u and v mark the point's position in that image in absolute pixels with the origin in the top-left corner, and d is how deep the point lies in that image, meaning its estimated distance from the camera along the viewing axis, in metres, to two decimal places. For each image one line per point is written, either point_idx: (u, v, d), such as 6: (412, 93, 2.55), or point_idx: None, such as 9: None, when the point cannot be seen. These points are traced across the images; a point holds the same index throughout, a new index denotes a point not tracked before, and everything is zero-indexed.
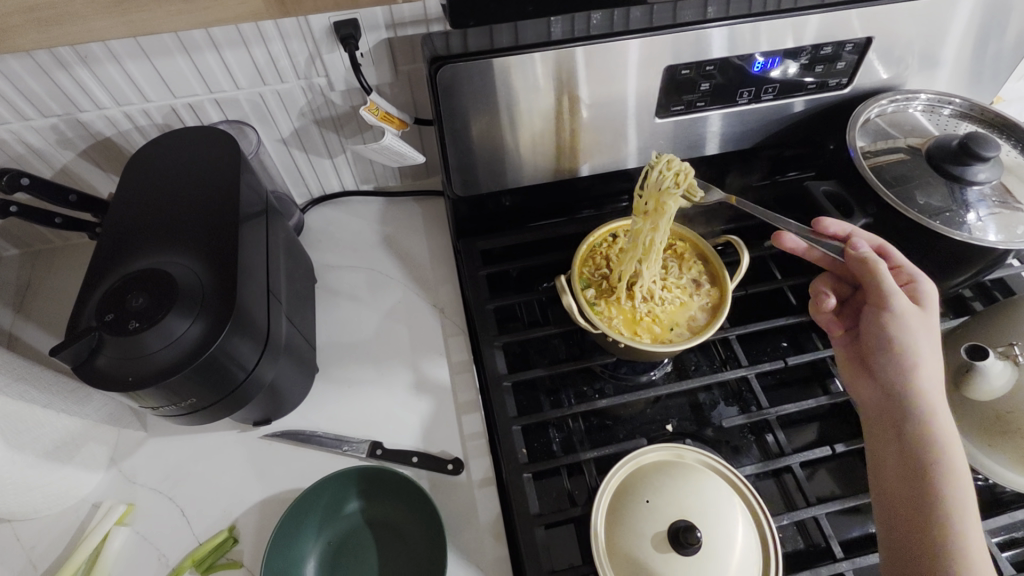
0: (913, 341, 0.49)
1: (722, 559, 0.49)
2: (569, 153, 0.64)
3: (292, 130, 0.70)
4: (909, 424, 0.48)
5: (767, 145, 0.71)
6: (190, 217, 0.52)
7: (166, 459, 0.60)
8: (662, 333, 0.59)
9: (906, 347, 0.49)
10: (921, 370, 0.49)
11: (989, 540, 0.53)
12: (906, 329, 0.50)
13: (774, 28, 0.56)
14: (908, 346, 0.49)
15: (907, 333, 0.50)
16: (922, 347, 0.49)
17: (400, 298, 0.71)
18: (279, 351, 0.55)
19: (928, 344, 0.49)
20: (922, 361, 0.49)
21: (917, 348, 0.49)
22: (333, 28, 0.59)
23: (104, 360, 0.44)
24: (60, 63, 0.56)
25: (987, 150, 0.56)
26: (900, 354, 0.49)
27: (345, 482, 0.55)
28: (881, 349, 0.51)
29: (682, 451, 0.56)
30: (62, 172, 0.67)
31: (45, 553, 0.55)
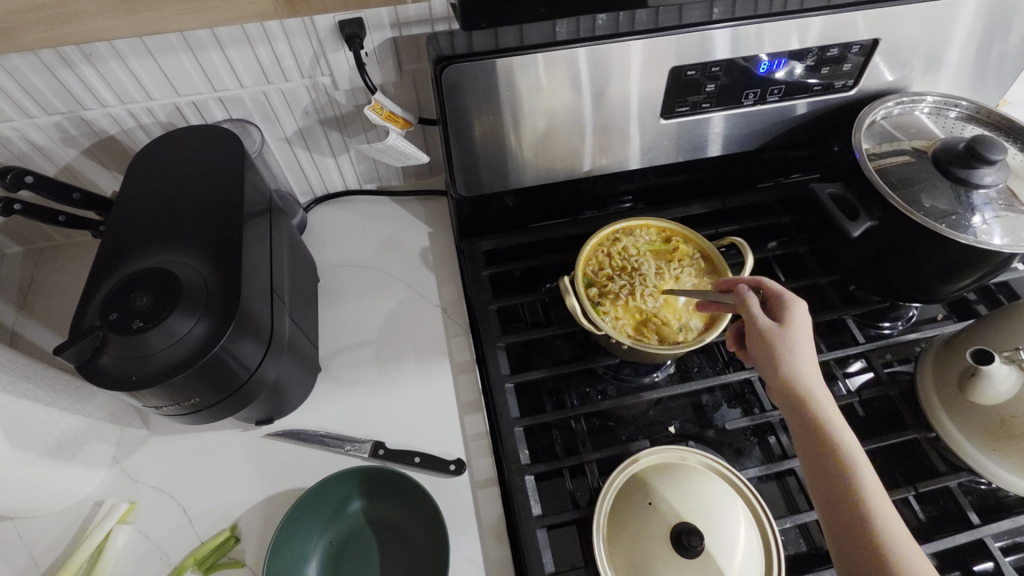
0: (791, 352, 0.47)
1: (724, 561, 0.49)
2: (573, 154, 0.64)
3: (296, 129, 0.70)
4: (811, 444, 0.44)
5: (772, 147, 0.70)
6: (192, 216, 0.52)
7: (169, 458, 0.60)
8: (664, 334, 0.59)
9: (789, 360, 0.46)
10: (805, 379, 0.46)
11: (992, 544, 0.52)
12: (789, 341, 0.47)
13: (780, 29, 0.56)
14: (790, 358, 0.46)
15: (790, 345, 0.47)
16: (802, 357, 0.47)
17: (403, 298, 0.71)
18: (283, 350, 0.55)
19: (806, 350, 0.47)
20: (804, 370, 0.46)
21: (797, 359, 0.46)
22: (338, 27, 0.59)
23: (108, 359, 0.44)
24: (64, 60, 0.56)
25: (993, 153, 0.56)
26: (785, 371, 0.46)
27: (347, 481, 0.55)
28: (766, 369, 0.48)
29: (684, 453, 0.56)
30: (66, 170, 0.67)
31: (46, 551, 0.55)
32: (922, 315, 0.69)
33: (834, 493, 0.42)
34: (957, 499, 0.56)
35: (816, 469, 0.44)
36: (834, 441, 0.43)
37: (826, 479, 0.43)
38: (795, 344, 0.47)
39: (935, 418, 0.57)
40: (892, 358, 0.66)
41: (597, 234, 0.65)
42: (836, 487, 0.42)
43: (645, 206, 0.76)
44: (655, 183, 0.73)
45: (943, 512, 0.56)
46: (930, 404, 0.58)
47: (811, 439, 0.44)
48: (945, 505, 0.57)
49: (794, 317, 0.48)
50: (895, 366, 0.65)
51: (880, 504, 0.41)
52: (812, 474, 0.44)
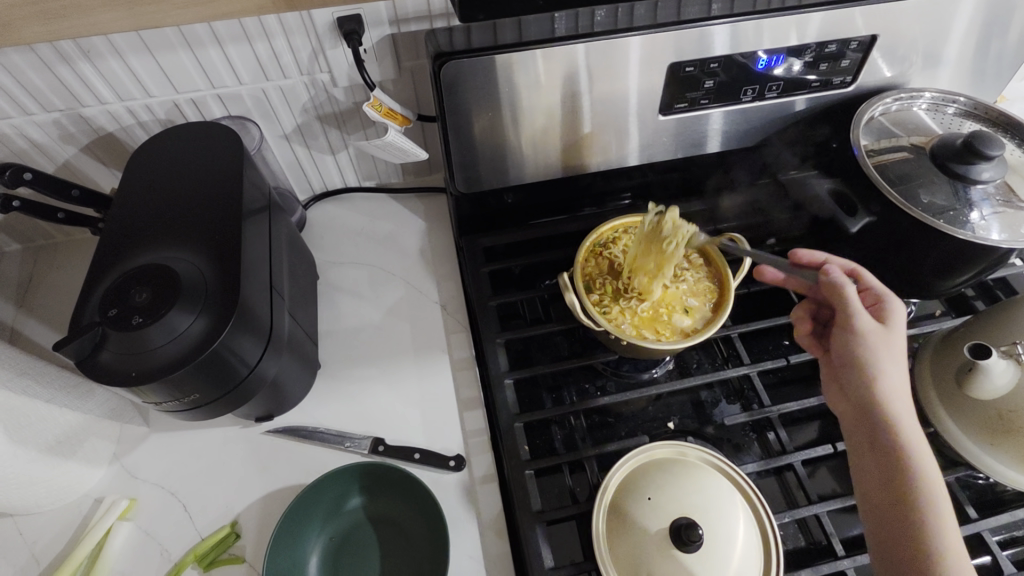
0: (880, 355, 0.48)
1: (722, 556, 0.49)
2: (573, 150, 0.64)
3: (294, 125, 0.70)
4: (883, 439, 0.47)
5: (770, 144, 0.71)
6: (192, 213, 0.52)
7: (169, 455, 0.60)
8: (652, 331, 0.59)
9: (880, 362, 0.48)
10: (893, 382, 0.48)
11: (990, 539, 0.53)
12: (882, 345, 0.49)
13: (778, 25, 0.56)
14: (882, 359, 0.48)
15: (884, 348, 0.49)
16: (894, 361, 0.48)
17: (403, 295, 0.71)
18: (282, 347, 0.55)
19: (898, 354, 0.49)
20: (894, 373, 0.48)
21: (888, 364, 0.48)
22: (337, 23, 0.59)
23: (107, 355, 0.44)
24: (62, 57, 0.56)
25: (991, 148, 0.56)
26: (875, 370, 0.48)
27: (347, 479, 0.55)
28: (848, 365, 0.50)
29: (683, 448, 0.56)
30: (64, 167, 0.67)
31: (47, 547, 0.55)
32: (920, 310, 0.69)
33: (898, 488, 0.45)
34: (955, 494, 0.56)
35: (882, 462, 0.46)
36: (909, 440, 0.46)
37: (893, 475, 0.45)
38: (888, 348, 0.49)
39: (933, 414, 0.57)
40: None
41: (651, 203, 0.62)
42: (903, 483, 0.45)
43: (644, 203, 0.76)
44: (654, 180, 0.74)
45: None
46: (926, 399, 0.58)
47: (884, 435, 0.46)
48: None
49: (894, 323, 0.50)
50: None
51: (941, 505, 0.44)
52: (878, 466, 0.47)
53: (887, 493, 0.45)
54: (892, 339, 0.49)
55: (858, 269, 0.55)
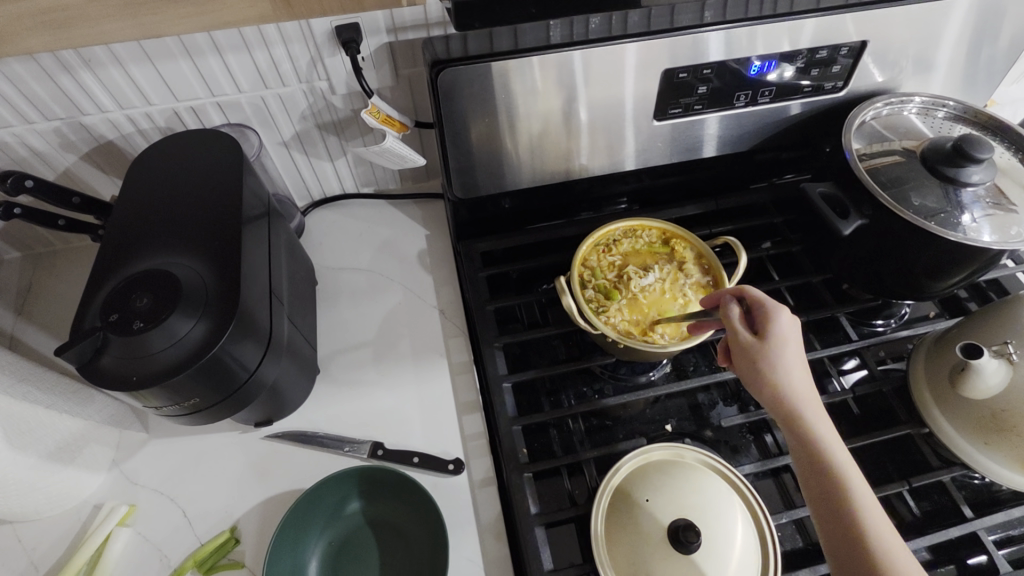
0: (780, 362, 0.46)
1: (721, 556, 0.49)
2: (567, 155, 0.65)
3: (293, 133, 0.71)
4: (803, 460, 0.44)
5: (764, 148, 0.71)
6: (191, 219, 0.52)
7: (168, 461, 0.60)
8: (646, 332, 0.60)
9: (779, 372, 0.45)
10: (798, 390, 0.45)
11: (985, 538, 0.53)
12: (777, 354, 0.46)
13: (770, 32, 0.57)
14: (776, 370, 0.46)
15: (780, 357, 0.46)
16: (788, 366, 0.46)
17: (401, 300, 0.72)
18: (281, 352, 0.56)
19: (793, 357, 0.46)
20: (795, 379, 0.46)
21: (791, 370, 0.46)
22: (335, 32, 0.59)
23: (108, 360, 0.44)
24: (63, 66, 0.56)
25: (979, 151, 0.57)
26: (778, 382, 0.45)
27: (346, 482, 0.55)
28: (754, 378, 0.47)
29: (682, 451, 0.56)
30: (64, 174, 0.68)
31: (46, 554, 0.55)
32: (914, 312, 0.70)
33: (832, 505, 0.41)
34: (950, 494, 0.56)
35: (810, 477, 0.43)
36: (826, 450, 0.43)
37: (825, 496, 0.42)
38: (777, 353, 0.46)
39: (928, 415, 0.57)
40: (885, 355, 0.66)
41: (644, 224, 0.67)
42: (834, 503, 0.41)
43: (641, 207, 0.77)
44: (650, 185, 0.74)
45: (936, 507, 0.57)
46: (923, 401, 0.58)
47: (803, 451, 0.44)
48: (939, 500, 0.57)
49: (781, 326, 0.47)
50: (888, 364, 0.66)
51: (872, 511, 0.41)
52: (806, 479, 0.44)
53: (824, 515, 0.42)
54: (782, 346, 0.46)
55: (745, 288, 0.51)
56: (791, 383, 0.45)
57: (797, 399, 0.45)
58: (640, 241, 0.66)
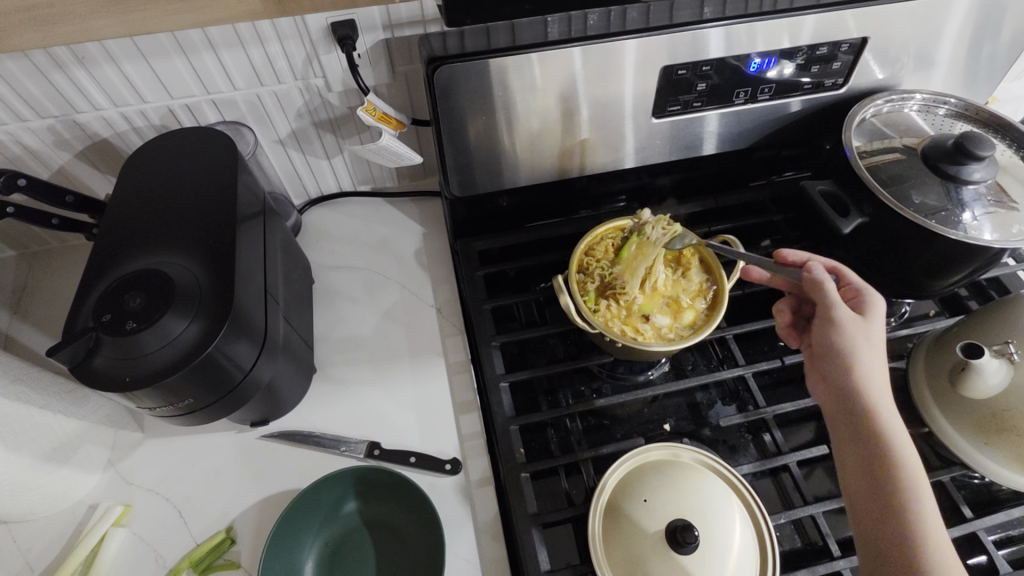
0: (862, 345, 0.47)
1: (719, 557, 0.49)
2: (566, 153, 0.64)
3: (289, 131, 0.70)
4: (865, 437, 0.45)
5: (763, 146, 0.71)
6: (187, 217, 0.52)
7: (164, 461, 0.60)
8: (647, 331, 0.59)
9: (858, 353, 0.47)
10: (873, 375, 0.46)
11: (985, 538, 0.53)
12: (861, 342, 0.47)
13: (769, 29, 0.57)
14: (857, 352, 0.47)
15: (862, 344, 0.47)
16: (866, 353, 0.47)
17: (398, 299, 0.71)
18: (277, 351, 0.55)
19: (874, 348, 0.47)
20: (872, 368, 0.46)
21: (870, 355, 0.47)
22: (330, 28, 0.59)
23: (101, 360, 0.44)
24: (56, 63, 0.56)
25: (982, 148, 0.56)
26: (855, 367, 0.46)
27: (342, 482, 0.55)
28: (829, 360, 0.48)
29: (677, 449, 0.56)
30: (59, 172, 0.67)
31: (41, 554, 0.55)
32: (914, 311, 0.70)
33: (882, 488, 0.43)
34: (950, 494, 0.56)
35: (865, 456, 0.44)
36: (890, 438, 0.44)
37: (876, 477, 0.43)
38: (863, 337, 0.47)
39: (928, 414, 0.57)
40: (885, 354, 0.65)
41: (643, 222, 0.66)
42: (889, 489, 0.42)
43: (639, 205, 0.77)
44: (649, 183, 0.74)
45: (936, 507, 0.56)
46: (922, 400, 0.58)
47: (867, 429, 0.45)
48: (939, 500, 0.57)
49: (872, 315, 0.49)
50: (888, 363, 0.65)
51: (927, 503, 0.42)
52: (858, 457, 0.45)
53: (871, 493, 0.43)
54: (865, 335, 0.48)
55: (840, 266, 0.55)
56: (868, 367, 0.46)
57: (869, 386, 0.46)
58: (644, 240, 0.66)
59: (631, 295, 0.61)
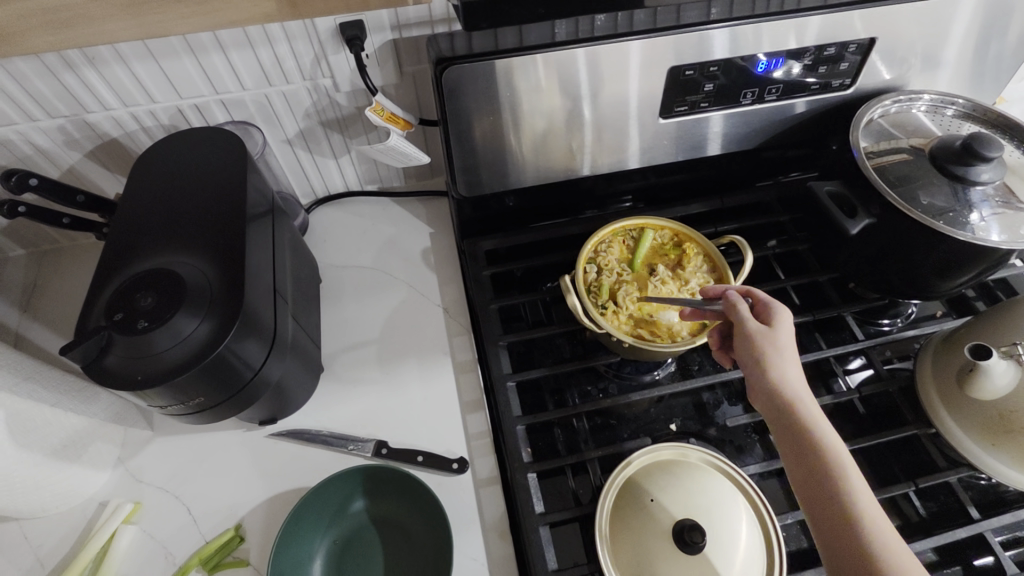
0: (779, 355, 0.46)
1: (726, 557, 0.49)
2: (572, 153, 0.64)
3: (297, 131, 0.71)
4: (798, 448, 0.43)
5: (770, 147, 0.71)
6: (196, 217, 0.52)
7: (174, 458, 0.60)
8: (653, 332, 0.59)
9: (774, 364, 0.46)
10: (793, 383, 0.45)
11: (992, 539, 0.53)
12: (769, 347, 0.47)
13: (776, 29, 0.57)
14: (775, 361, 0.46)
15: (773, 348, 0.47)
16: (775, 357, 0.46)
17: (405, 298, 0.71)
18: (286, 351, 0.56)
19: (792, 356, 0.47)
20: (788, 371, 0.46)
21: (789, 363, 0.46)
22: (339, 29, 0.59)
23: (113, 359, 0.45)
24: (67, 64, 0.56)
25: (990, 150, 0.56)
26: (767, 375, 0.46)
27: (350, 481, 0.55)
28: (749, 369, 0.47)
29: (685, 450, 0.56)
30: (69, 172, 0.68)
31: (52, 551, 0.56)
32: (921, 311, 0.70)
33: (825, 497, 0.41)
34: (957, 494, 0.56)
35: (803, 469, 0.43)
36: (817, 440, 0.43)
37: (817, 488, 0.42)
38: (779, 348, 0.47)
39: (935, 415, 0.57)
40: (892, 355, 0.66)
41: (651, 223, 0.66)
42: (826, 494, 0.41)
43: (645, 206, 0.77)
44: (655, 183, 0.74)
45: (943, 508, 0.57)
46: (930, 402, 0.58)
47: (797, 441, 0.44)
48: (946, 501, 0.57)
49: (783, 324, 0.48)
50: (895, 363, 0.66)
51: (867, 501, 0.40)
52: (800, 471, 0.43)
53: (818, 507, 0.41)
54: (777, 340, 0.47)
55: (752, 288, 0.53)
56: (787, 376, 0.46)
57: (791, 394, 0.45)
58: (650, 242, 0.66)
59: (625, 296, 0.61)
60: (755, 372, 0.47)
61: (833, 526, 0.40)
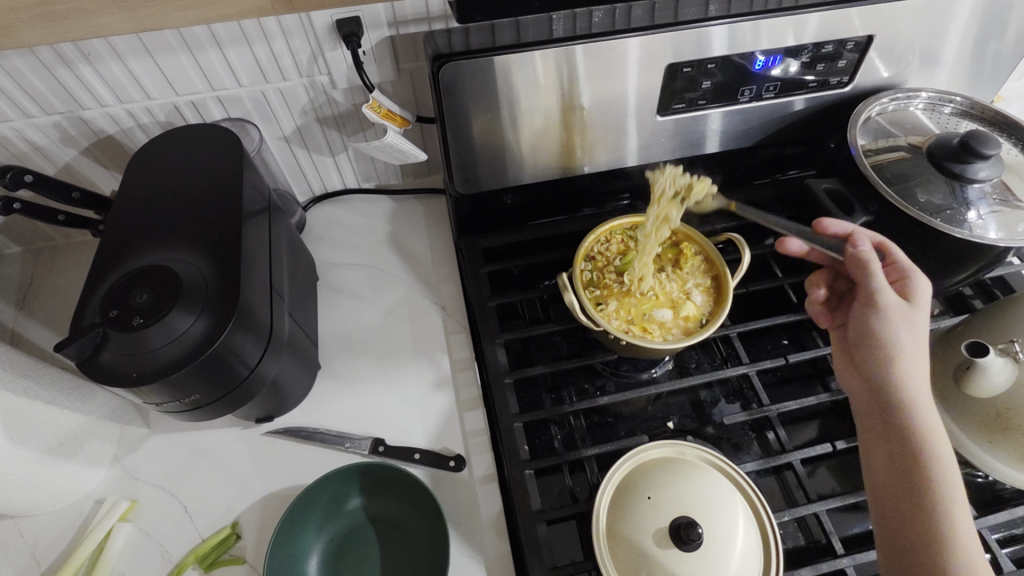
0: (904, 330, 0.50)
1: (723, 554, 0.49)
2: (570, 150, 0.64)
3: (294, 128, 0.70)
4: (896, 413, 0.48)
5: (767, 145, 0.71)
6: (193, 214, 0.52)
7: (170, 456, 0.60)
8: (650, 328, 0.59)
9: (896, 337, 0.50)
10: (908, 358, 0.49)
11: (989, 537, 0.53)
12: (904, 317, 0.50)
13: (774, 26, 0.56)
14: (896, 334, 0.50)
15: (902, 320, 0.50)
16: (903, 333, 0.50)
17: (402, 296, 0.71)
18: (282, 348, 0.56)
19: (914, 332, 0.50)
20: (907, 347, 0.49)
21: (910, 339, 0.50)
22: (336, 25, 0.59)
23: (107, 356, 0.44)
24: (63, 60, 0.56)
25: (988, 147, 0.56)
26: (889, 341, 0.50)
27: (346, 479, 0.55)
28: (866, 336, 0.51)
29: (683, 448, 0.56)
30: (64, 169, 0.67)
31: (48, 549, 0.55)
32: None
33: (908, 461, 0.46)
34: None
35: (892, 433, 0.48)
36: (919, 414, 0.47)
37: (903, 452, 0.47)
38: (901, 322, 0.50)
39: None
40: None
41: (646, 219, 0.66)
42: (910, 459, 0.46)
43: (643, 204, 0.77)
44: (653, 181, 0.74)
45: None
46: None
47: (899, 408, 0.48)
48: None
49: (918, 300, 0.51)
50: None
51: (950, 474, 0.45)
52: (888, 435, 0.48)
53: (896, 467, 0.47)
54: (900, 316, 0.50)
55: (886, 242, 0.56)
56: (906, 351, 0.49)
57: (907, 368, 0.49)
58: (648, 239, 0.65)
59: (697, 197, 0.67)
60: (874, 339, 0.50)
61: (907, 487, 0.46)
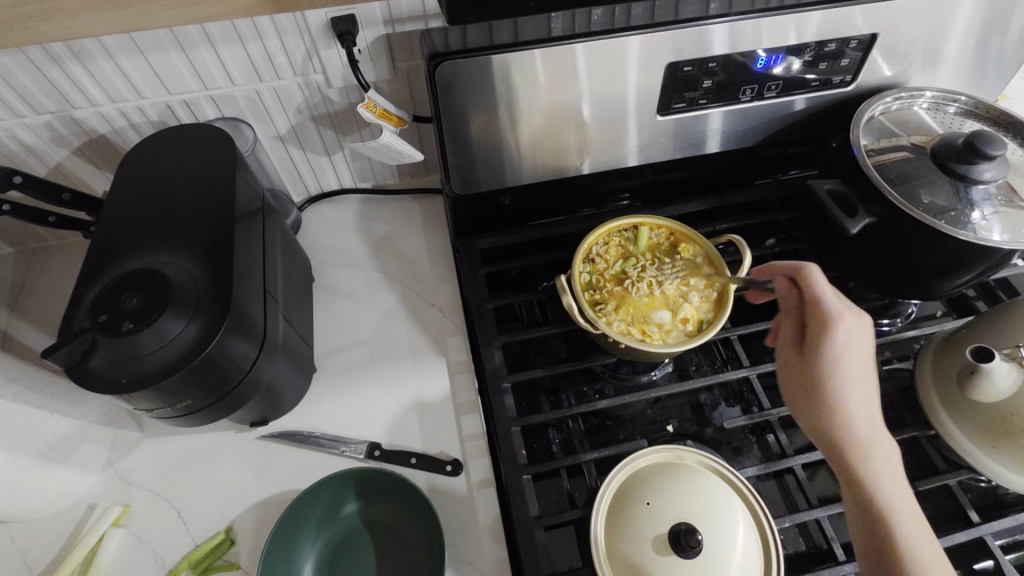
0: (830, 381, 0.47)
1: (723, 560, 0.48)
2: (569, 150, 0.63)
3: (289, 127, 0.69)
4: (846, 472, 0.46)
5: (768, 144, 0.70)
6: (184, 216, 0.51)
7: (164, 460, 0.59)
8: (648, 331, 0.58)
9: (827, 391, 0.47)
10: (847, 411, 0.47)
11: (992, 543, 0.52)
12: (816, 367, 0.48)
13: (776, 24, 0.55)
14: (821, 387, 0.47)
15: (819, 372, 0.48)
16: (842, 381, 0.47)
17: (399, 298, 0.71)
18: (277, 351, 0.55)
19: (847, 378, 0.47)
20: (843, 398, 0.47)
21: (842, 389, 0.47)
22: (331, 23, 0.58)
23: (97, 361, 0.44)
24: (53, 58, 0.55)
25: (992, 148, 0.55)
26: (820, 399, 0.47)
27: (342, 483, 0.54)
28: (801, 391, 0.49)
29: (682, 453, 0.55)
30: (56, 169, 0.66)
31: (40, 554, 0.55)
32: (921, 311, 0.69)
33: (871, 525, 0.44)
34: (956, 497, 0.55)
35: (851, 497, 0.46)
36: (867, 471, 0.45)
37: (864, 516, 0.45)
38: (834, 372, 0.47)
39: (935, 418, 0.57)
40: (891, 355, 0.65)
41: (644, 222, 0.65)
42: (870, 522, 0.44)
43: (643, 204, 0.76)
44: (653, 181, 0.73)
45: (942, 510, 0.56)
46: (930, 404, 0.57)
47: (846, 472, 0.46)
48: (944, 503, 0.56)
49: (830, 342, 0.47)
50: (894, 363, 0.64)
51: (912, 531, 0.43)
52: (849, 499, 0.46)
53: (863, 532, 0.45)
54: (835, 363, 0.47)
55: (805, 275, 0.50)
56: (841, 403, 0.47)
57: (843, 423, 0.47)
58: (646, 240, 0.65)
59: None
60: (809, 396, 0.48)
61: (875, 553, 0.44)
